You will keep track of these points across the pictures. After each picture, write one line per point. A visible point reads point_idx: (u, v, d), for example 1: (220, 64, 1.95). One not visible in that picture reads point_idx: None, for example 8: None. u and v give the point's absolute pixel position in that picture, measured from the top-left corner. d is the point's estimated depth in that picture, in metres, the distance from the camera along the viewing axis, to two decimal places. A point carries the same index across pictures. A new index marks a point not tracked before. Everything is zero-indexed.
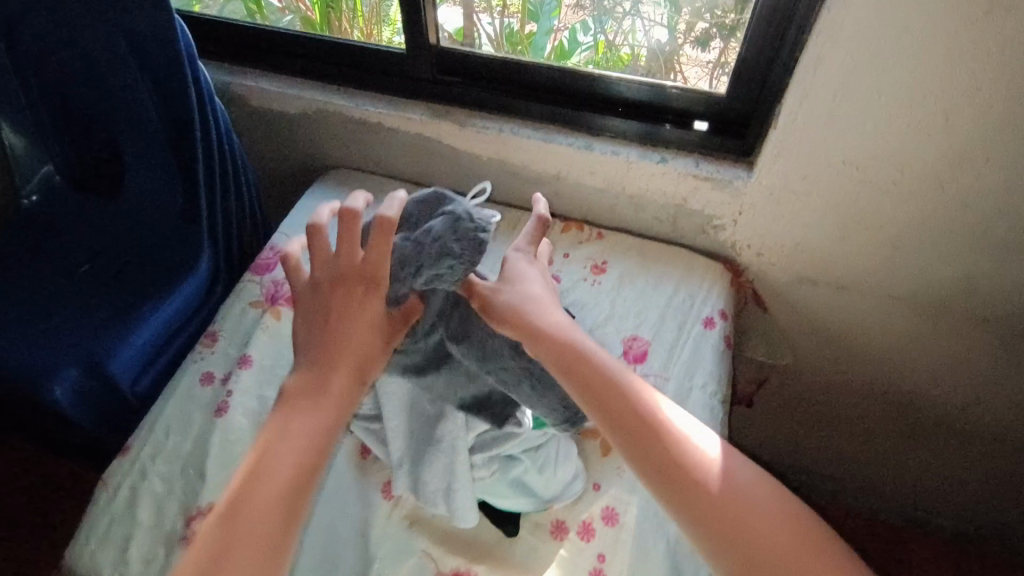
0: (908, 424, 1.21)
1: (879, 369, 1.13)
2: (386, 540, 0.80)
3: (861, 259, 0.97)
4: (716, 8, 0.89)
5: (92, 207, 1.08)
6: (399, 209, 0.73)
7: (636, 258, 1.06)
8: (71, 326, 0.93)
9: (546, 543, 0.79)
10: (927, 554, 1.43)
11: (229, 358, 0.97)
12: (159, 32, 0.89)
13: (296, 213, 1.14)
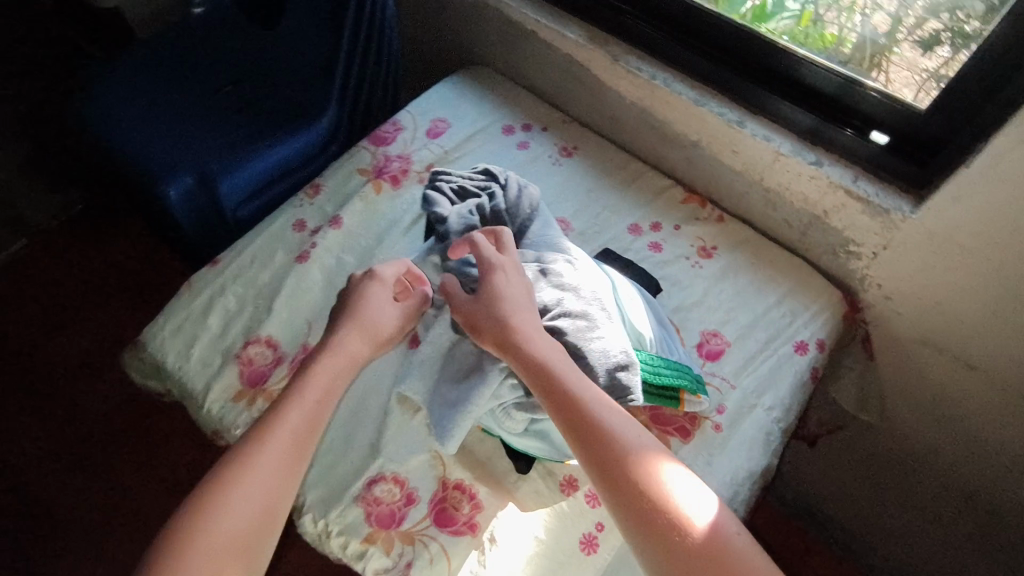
0: (985, 539, 1.06)
1: (973, 471, 0.99)
2: (401, 431, 0.81)
3: (1007, 344, 0.83)
4: (957, 10, 0.76)
5: (256, 37, 1.14)
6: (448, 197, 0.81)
7: (750, 255, 0.97)
8: (208, 138, 1.02)
9: (551, 494, 0.77)
10: None
11: (323, 213, 0.99)
12: None
13: (427, 98, 1.13)
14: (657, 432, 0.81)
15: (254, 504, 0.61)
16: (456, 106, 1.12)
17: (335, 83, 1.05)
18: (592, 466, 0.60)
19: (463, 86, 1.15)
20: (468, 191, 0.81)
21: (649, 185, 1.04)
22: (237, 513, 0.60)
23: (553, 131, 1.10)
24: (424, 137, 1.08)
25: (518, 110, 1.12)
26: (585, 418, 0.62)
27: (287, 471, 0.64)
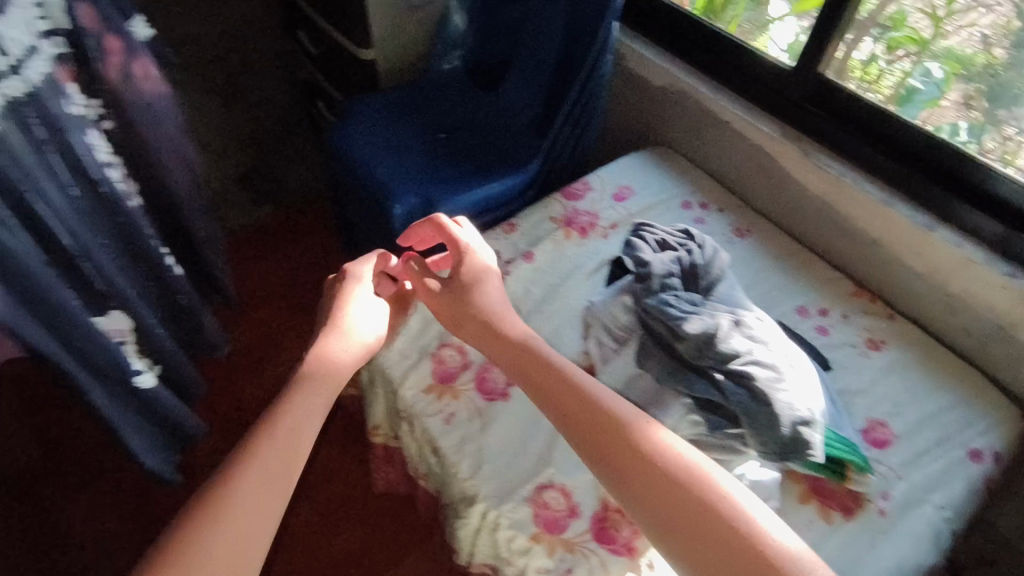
0: None
1: None
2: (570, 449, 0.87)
3: None
4: None
5: (478, 98, 1.34)
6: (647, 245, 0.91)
7: (920, 354, 0.99)
8: (431, 171, 1.21)
9: None
10: None
11: (517, 247, 1.11)
12: None
13: (614, 166, 1.26)
14: (821, 503, 0.82)
15: (276, 489, 0.58)
16: (641, 178, 1.24)
17: (546, 143, 1.21)
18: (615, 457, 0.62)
19: (647, 161, 1.26)
20: (670, 248, 0.90)
21: (821, 275, 1.09)
22: (254, 492, 0.57)
23: (729, 211, 1.19)
24: (610, 199, 1.19)
25: (696, 189, 1.22)
26: (586, 435, 0.64)
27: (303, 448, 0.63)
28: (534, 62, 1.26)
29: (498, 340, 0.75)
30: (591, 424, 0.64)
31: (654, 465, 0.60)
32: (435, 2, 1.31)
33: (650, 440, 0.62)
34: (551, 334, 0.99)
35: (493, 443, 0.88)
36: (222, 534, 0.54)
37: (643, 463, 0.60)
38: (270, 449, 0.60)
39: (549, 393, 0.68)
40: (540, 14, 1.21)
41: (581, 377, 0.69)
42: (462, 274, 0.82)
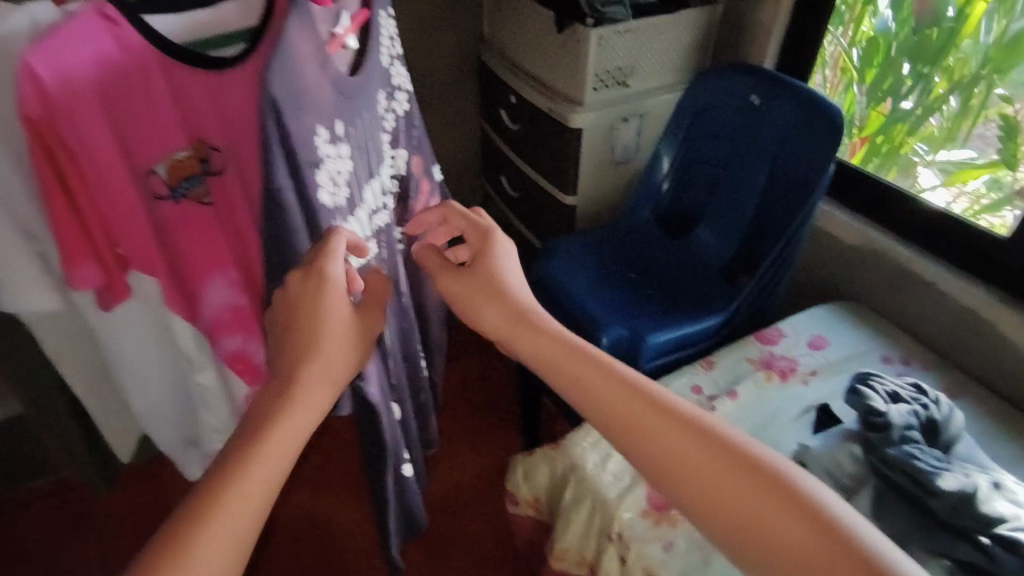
0: None
1: None
2: None
3: None
4: None
5: (671, 245, 1.47)
6: (876, 391, 0.92)
7: None
8: (631, 307, 1.31)
9: None
10: None
11: (719, 384, 1.15)
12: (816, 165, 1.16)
13: (807, 316, 1.28)
14: None
15: (291, 446, 0.47)
16: (835, 330, 1.25)
17: (744, 295, 1.27)
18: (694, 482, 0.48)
19: (841, 312, 1.27)
20: (901, 401, 0.91)
21: None
22: (276, 453, 0.46)
23: (936, 370, 1.16)
24: (805, 347, 1.21)
25: (895, 344, 1.21)
26: (623, 426, 0.51)
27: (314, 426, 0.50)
28: (730, 218, 1.37)
29: (518, 320, 0.62)
30: (626, 415, 0.51)
31: (705, 458, 0.48)
32: (636, 160, 1.50)
33: (698, 428, 0.50)
34: None
35: None
36: (222, 512, 0.42)
37: (693, 454, 0.49)
38: (289, 406, 0.48)
39: (577, 381, 0.55)
40: (741, 178, 1.33)
41: (609, 360, 0.56)
42: (476, 251, 0.71)
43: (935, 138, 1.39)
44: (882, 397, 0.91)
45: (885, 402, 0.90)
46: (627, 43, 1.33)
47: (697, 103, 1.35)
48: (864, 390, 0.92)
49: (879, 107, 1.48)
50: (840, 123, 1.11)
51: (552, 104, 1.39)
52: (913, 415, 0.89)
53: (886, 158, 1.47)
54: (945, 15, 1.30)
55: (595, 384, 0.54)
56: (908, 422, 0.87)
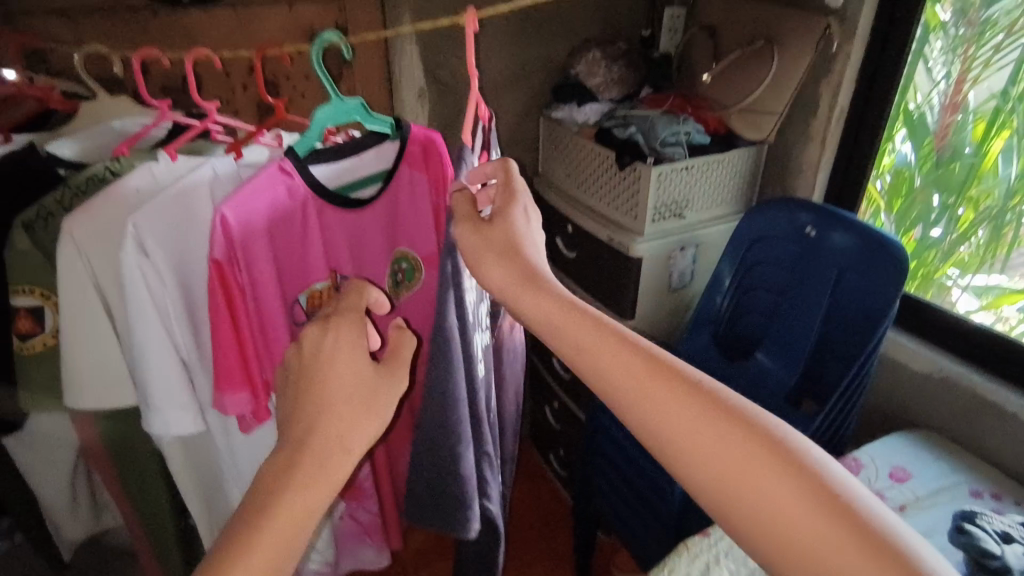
0: None
1: None
2: None
3: None
4: None
5: (731, 369, 1.47)
6: (984, 529, 0.88)
7: None
8: None
9: None
10: None
11: None
12: (882, 298, 1.19)
13: (883, 446, 1.25)
14: None
15: (316, 485, 0.57)
16: (915, 461, 1.21)
17: (816, 424, 1.25)
18: (729, 479, 0.52)
19: (917, 442, 1.24)
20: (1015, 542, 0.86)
21: None
22: (302, 495, 0.56)
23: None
24: (888, 479, 1.17)
25: (981, 478, 1.16)
26: (656, 421, 0.55)
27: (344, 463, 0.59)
28: (788, 342, 1.38)
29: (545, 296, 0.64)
30: (657, 397, 0.56)
31: (729, 437, 0.53)
32: (691, 288, 1.55)
33: (725, 410, 0.54)
34: None
35: None
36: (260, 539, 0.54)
37: (718, 434, 0.53)
38: (310, 451, 0.58)
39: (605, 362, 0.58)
40: (799, 305, 1.35)
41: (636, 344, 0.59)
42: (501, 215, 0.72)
43: (965, 263, 1.44)
44: (991, 537, 0.87)
45: (996, 543, 0.86)
46: (683, 180, 1.41)
47: (755, 234, 1.40)
48: (970, 529, 0.88)
49: (910, 233, 1.54)
50: (904, 260, 1.16)
51: (611, 235, 1.47)
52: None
53: (923, 280, 1.51)
54: (963, 151, 1.40)
55: (634, 379, 0.57)
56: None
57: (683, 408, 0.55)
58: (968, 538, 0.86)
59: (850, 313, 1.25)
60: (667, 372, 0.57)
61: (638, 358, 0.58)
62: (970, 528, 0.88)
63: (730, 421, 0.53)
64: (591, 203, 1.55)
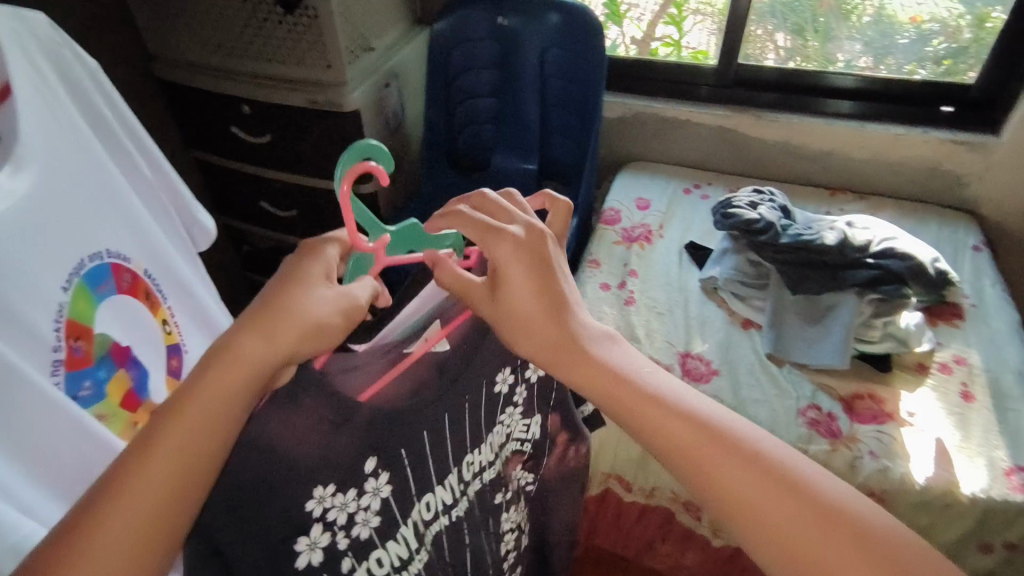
0: None
1: None
2: (788, 377, 1.05)
3: None
4: (928, 58, 1.35)
5: (474, 184, 1.50)
6: (740, 211, 1.16)
7: (898, 210, 1.38)
8: None
9: (911, 376, 1.04)
10: None
11: (616, 272, 1.27)
12: (590, 61, 1.28)
13: (619, 188, 1.49)
14: (944, 320, 1.13)
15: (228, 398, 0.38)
16: (643, 189, 1.49)
17: (580, 195, 1.40)
18: (741, 495, 0.40)
19: (635, 174, 1.53)
20: (759, 204, 1.17)
21: (802, 193, 1.43)
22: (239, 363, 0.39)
23: (719, 182, 1.49)
24: (639, 211, 1.42)
25: (684, 178, 1.51)
26: (658, 438, 0.43)
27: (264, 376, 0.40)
28: (515, 135, 1.44)
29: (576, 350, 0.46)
30: (625, 407, 0.44)
31: (697, 444, 0.42)
32: (406, 124, 1.46)
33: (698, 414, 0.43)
34: (699, 316, 1.15)
35: (750, 396, 1.02)
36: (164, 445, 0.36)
37: (693, 438, 0.42)
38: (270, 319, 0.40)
39: (617, 405, 0.45)
40: (514, 99, 1.39)
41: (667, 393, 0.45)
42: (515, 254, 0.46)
43: None
44: (748, 210, 1.15)
45: (748, 225, 1.13)
46: (361, 6, 1.23)
47: (449, 42, 1.32)
48: (730, 213, 1.16)
49: None
50: (590, 18, 1.26)
51: (313, 98, 1.25)
52: (769, 211, 1.14)
53: None
54: None
55: (633, 402, 0.44)
56: (769, 219, 1.12)
57: (681, 420, 0.43)
58: (731, 220, 1.15)
59: (566, 85, 1.34)
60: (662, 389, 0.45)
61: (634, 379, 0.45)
62: (730, 215, 1.16)
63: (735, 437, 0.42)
64: (264, 68, 1.26)
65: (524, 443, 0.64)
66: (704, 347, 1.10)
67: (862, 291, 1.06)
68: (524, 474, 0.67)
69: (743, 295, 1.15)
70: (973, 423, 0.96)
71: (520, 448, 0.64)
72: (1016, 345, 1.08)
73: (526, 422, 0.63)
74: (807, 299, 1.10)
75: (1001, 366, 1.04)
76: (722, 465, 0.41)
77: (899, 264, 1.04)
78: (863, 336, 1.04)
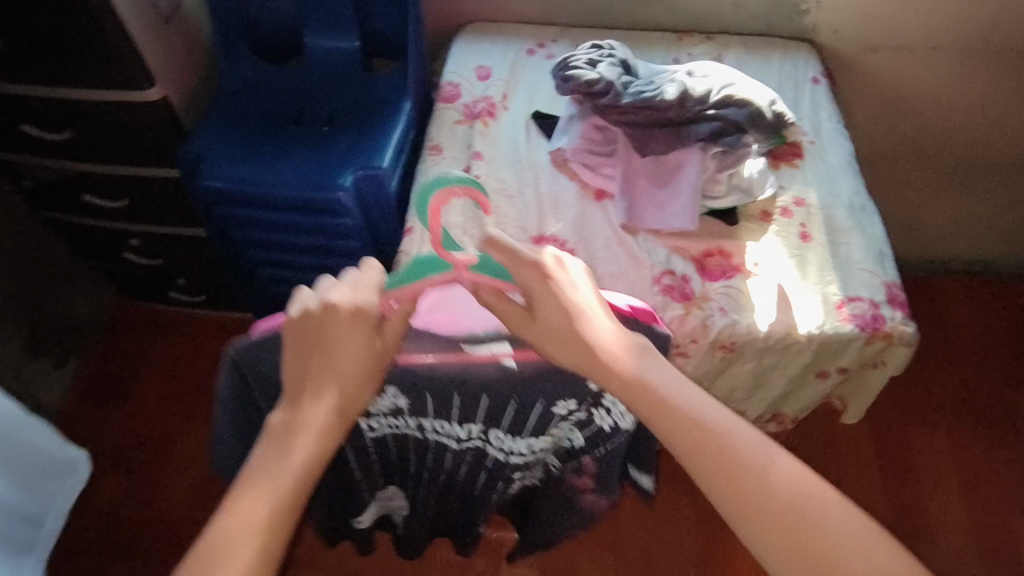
0: (928, 161, 1.61)
1: (922, 106, 1.48)
2: (642, 245, 1.03)
3: (906, 13, 1.31)
4: None
5: (290, 73, 1.28)
6: (579, 72, 1.03)
7: (743, 49, 1.34)
8: (337, 150, 1.16)
9: (757, 225, 1.05)
10: (951, 286, 1.87)
11: (460, 156, 1.16)
12: None
13: (456, 58, 1.34)
14: (786, 162, 1.13)
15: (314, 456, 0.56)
16: (482, 55, 1.34)
17: (411, 72, 1.22)
18: (768, 513, 0.50)
19: (473, 39, 1.37)
20: (598, 61, 1.05)
21: (648, 42, 1.35)
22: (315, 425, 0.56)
23: (563, 37, 1.37)
24: (479, 82, 1.29)
25: (526, 37, 1.38)
26: (705, 465, 0.52)
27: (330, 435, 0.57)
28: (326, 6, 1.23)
29: (616, 367, 0.58)
30: (681, 431, 0.54)
31: (739, 474, 0.51)
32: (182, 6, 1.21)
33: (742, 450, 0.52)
34: (551, 194, 1.09)
35: (607, 272, 1.00)
36: (293, 454, 0.54)
37: (732, 461, 0.52)
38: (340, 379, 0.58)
39: (670, 429, 0.54)
40: None
41: (702, 414, 0.54)
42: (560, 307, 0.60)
43: None
44: (586, 70, 1.03)
45: (589, 88, 1.02)
46: None
47: None
48: (568, 76, 1.04)
49: None
50: None
51: None
52: (608, 69, 1.03)
53: None
54: None
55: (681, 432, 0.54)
56: (609, 78, 1.02)
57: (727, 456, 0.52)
58: (569, 85, 1.03)
59: None
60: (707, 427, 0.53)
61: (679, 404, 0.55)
62: (568, 79, 1.04)
63: (773, 476, 0.51)
64: None
65: (565, 441, 0.86)
66: (558, 227, 1.05)
67: (706, 146, 1.02)
68: (557, 460, 0.90)
69: (591, 164, 1.09)
70: (811, 263, 1.00)
71: (561, 442, 0.86)
72: (850, 177, 1.11)
73: (572, 430, 0.83)
74: (655, 161, 1.04)
75: (834, 200, 1.07)
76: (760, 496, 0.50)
77: (741, 112, 1.00)
78: (709, 193, 1.03)
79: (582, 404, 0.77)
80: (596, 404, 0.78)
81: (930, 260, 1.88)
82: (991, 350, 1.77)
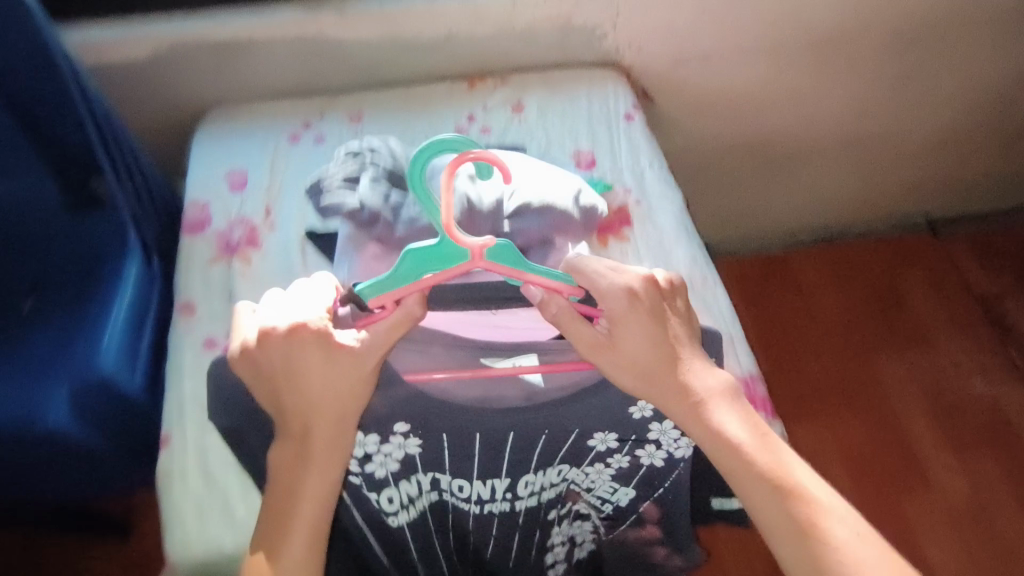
0: (762, 154, 1.54)
1: (743, 106, 1.38)
2: None
3: (704, 19, 1.18)
4: None
5: None
6: (337, 196, 0.80)
7: (544, 88, 1.15)
8: (39, 346, 0.85)
9: None
10: (806, 258, 1.90)
11: (221, 315, 0.91)
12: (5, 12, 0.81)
13: (199, 162, 1.06)
14: (614, 235, 0.98)
15: (319, 494, 0.62)
16: (234, 152, 1.07)
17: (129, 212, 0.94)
18: (807, 541, 0.58)
19: (217, 131, 1.09)
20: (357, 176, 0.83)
21: (438, 101, 1.12)
22: (327, 452, 0.62)
23: (331, 110, 1.11)
24: (234, 194, 1.02)
25: (286, 117, 1.11)
26: (755, 496, 0.60)
27: (335, 470, 0.62)
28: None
29: (693, 402, 0.61)
30: (724, 445, 0.61)
31: (780, 511, 0.59)
32: None
33: (791, 484, 0.60)
34: None
35: None
36: (306, 489, 0.62)
37: (779, 497, 0.59)
38: (314, 419, 0.62)
39: (723, 455, 0.61)
40: None
41: (765, 453, 0.61)
42: (669, 342, 0.62)
43: None
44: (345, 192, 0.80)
45: (355, 217, 0.79)
46: None
47: None
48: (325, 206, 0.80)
49: None
50: None
51: None
52: (374, 184, 0.81)
53: None
54: None
55: (735, 464, 0.61)
56: (377, 198, 0.79)
57: (776, 486, 0.60)
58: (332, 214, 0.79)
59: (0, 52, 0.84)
60: (755, 453, 0.61)
61: (722, 416, 0.62)
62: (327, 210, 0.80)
63: (807, 505, 0.59)
64: None
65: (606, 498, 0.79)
66: None
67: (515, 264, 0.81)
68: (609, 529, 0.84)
69: None
70: None
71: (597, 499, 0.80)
72: (684, 242, 0.98)
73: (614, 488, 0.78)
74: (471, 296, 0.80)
75: None
76: (800, 527, 0.58)
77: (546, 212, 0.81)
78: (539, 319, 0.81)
79: (627, 437, 0.70)
80: (644, 437, 0.70)
81: (780, 237, 1.90)
82: (847, 317, 1.81)
